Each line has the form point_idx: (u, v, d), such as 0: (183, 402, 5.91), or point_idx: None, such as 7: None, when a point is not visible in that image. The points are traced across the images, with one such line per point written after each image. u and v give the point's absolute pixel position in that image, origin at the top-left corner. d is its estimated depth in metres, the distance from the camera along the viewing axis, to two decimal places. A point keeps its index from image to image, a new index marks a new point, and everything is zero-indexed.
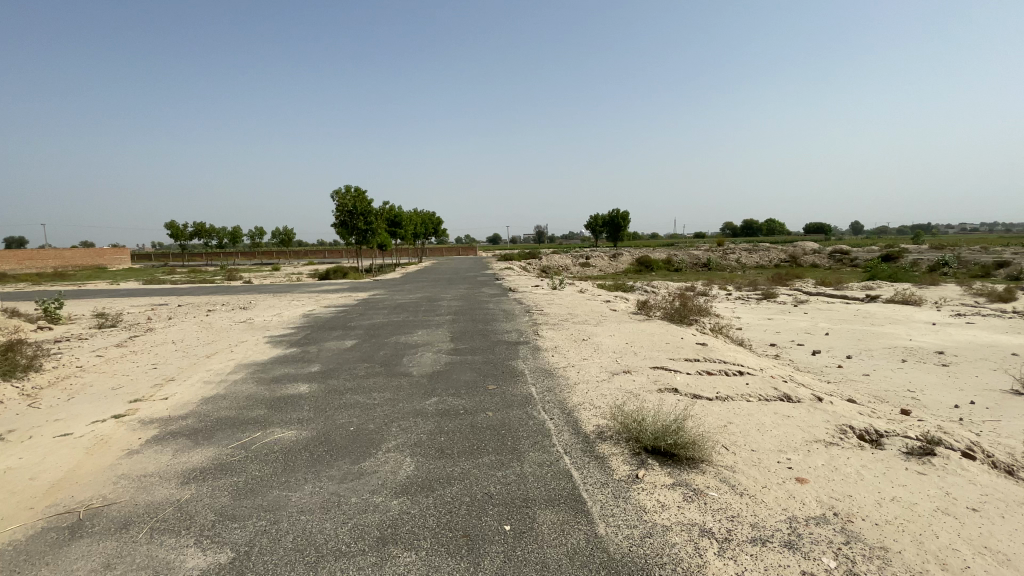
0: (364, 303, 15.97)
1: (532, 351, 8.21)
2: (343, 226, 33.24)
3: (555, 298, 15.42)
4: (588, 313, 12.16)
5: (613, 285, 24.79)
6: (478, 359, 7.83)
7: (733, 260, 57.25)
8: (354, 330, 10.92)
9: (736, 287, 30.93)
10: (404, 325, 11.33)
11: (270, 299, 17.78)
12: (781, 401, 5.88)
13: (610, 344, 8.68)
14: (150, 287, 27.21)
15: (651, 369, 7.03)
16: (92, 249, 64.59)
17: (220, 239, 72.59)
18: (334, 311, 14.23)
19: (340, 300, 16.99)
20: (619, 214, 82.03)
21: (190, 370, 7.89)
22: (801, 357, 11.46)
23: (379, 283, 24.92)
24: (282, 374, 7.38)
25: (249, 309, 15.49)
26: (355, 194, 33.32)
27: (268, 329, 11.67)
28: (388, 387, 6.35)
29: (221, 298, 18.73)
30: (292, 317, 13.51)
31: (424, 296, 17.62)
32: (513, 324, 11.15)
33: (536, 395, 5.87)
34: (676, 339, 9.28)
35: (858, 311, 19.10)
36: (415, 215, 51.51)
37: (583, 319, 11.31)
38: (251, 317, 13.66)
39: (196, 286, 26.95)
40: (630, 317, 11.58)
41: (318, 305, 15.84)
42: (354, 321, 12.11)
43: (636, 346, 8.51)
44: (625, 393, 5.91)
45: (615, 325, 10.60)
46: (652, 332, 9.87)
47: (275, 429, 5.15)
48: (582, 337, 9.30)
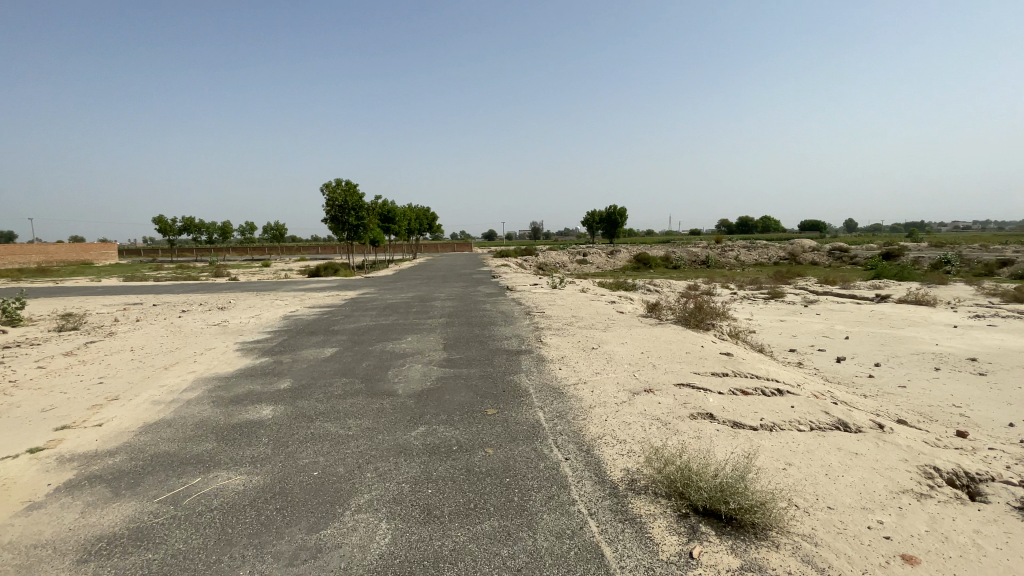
0: (351, 303, 14.88)
1: (536, 363, 7.19)
2: (333, 221, 32.11)
3: (556, 299, 14.40)
4: (595, 316, 11.14)
5: (615, 284, 23.82)
6: (473, 371, 6.78)
7: (732, 258, 56.41)
8: (337, 335, 9.86)
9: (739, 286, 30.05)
10: (393, 329, 10.27)
11: (251, 299, 16.65)
12: (839, 431, 4.90)
13: (624, 353, 7.67)
14: (131, 285, 25.97)
15: (677, 387, 6.03)
16: (76, 244, 62.86)
17: (209, 234, 71.00)
18: (318, 312, 13.15)
19: (327, 300, 15.89)
20: (617, 211, 81.21)
21: (142, 386, 6.82)
22: (826, 364, 10.52)
23: (370, 281, 23.82)
24: (246, 391, 6.32)
25: (227, 310, 14.35)
26: (346, 188, 32.18)
27: (242, 333, 10.59)
28: (367, 412, 5.30)
29: (199, 298, 17.53)
30: (271, 319, 12.40)
31: (416, 295, 16.53)
32: (512, 328, 10.13)
33: (545, 424, 4.84)
34: (696, 347, 8.28)
35: (872, 312, 18.20)
36: (410, 210, 50.35)
37: (590, 323, 10.30)
38: (226, 319, 12.54)
39: (179, 284, 25.69)
40: (640, 320, 10.58)
41: (302, 306, 14.74)
42: (338, 324, 11.05)
43: (654, 357, 7.50)
44: (652, 422, 4.90)
45: (626, 329, 9.57)
46: (667, 338, 8.87)
47: (221, 474, 4.10)
48: (591, 344, 8.28)
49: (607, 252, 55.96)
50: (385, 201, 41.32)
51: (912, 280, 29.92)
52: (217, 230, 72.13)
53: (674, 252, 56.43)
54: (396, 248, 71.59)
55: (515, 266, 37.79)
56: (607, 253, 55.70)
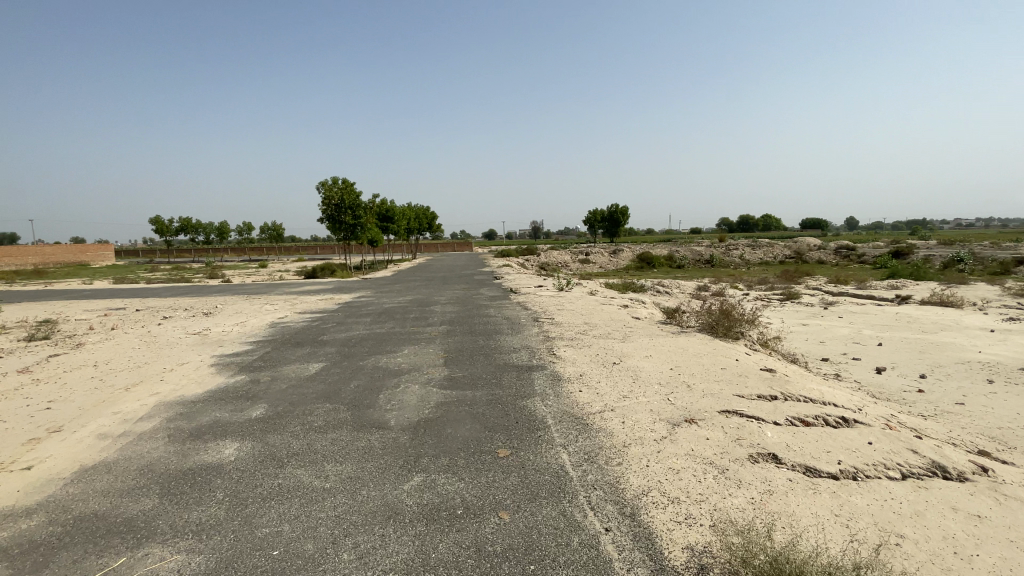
0: (344, 309, 13.89)
1: (552, 381, 6.21)
2: (330, 220, 31.10)
3: (565, 303, 13.40)
4: (610, 323, 10.16)
5: (623, 285, 22.80)
6: (479, 394, 5.79)
7: (737, 257, 55.37)
8: (326, 346, 8.89)
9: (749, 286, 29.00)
10: (389, 338, 9.29)
11: (239, 304, 15.63)
12: (938, 490, 3.98)
13: (651, 369, 6.70)
14: (118, 288, 24.90)
15: (724, 416, 5.08)
16: (72, 245, 61.87)
17: (206, 235, 69.98)
18: (308, 319, 12.18)
19: (319, 305, 14.91)
20: (619, 209, 80.42)
21: (95, 411, 5.86)
22: (866, 376, 9.55)
23: (367, 283, 22.83)
24: (212, 420, 5.36)
25: (211, 316, 13.35)
26: (343, 186, 31.19)
27: (223, 343, 9.61)
28: (350, 454, 4.32)
29: (184, 303, 16.49)
30: (257, 327, 11.42)
31: (415, 299, 15.53)
32: (520, 337, 9.14)
33: (572, 473, 3.85)
34: (730, 361, 7.32)
35: (898, 314, 17.18)
36: (409, 210, 49.40)
37: (605, 331, 9.31)
38: (208, 327, 11.54)
39: (168, 286, 24.64)
40: (661, 328, 9.60)
41: (291, 311, 13.76)
42: (329, 333, 10.07)
43: (687, 374, 6.52)
44: (706, 469, 3.95)
45: (648, 339, 8.59)
46: (696, 349, 7.91)
47: (154, 550, 3.12)
48: (611, 358, 7.29)
49: (610, 252, 54.94)
50: (383, 199, 40.33)
51: (929, 280, 28.88)
52: (214, 231, 71.13)
53: (678, 251, 55.39)
54: (396, 248, 70.58)
55: (517, 266, 36.79)
56: (610, 252, 54.72)
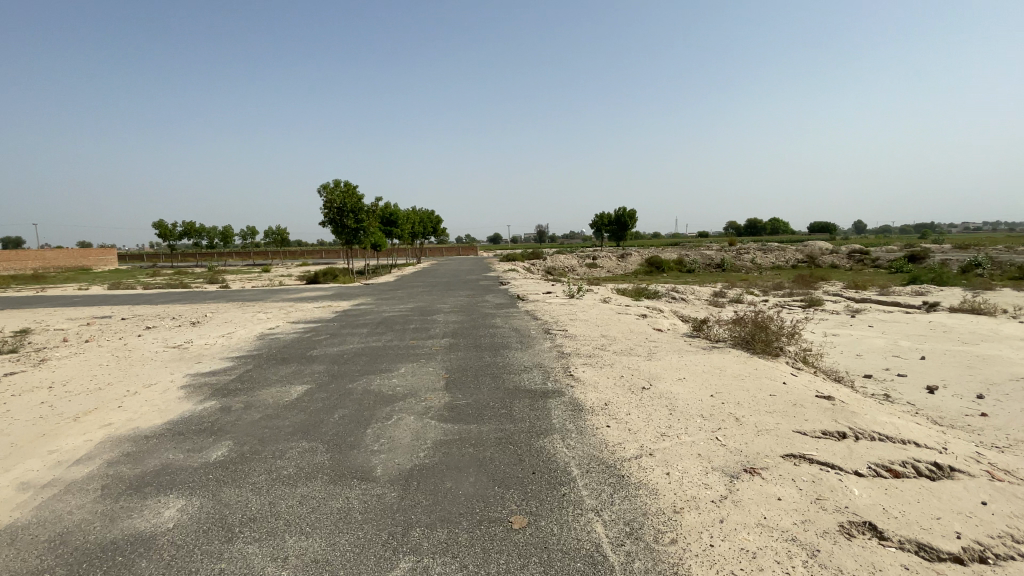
0: (340, 318, 12.98)
1: (572, 412, 5.23)
2: (331, 224, 30.28)
3: (577, 313, 12.41)
4: (629, 336, 9.18)
5: (635, 291, 21.74)
6: (486, 429, 4.81)
7: (748, 261, 54.15)
8: (315, 362, 7.95)
9: (766, 292, 27.84)
10: (384, 353, 8.35)
11: (229, 313, 14.69)
12: None
13: (689, 396, 5.70)
14: (113, 294, 24.12)
15: (791, 465, 4.09)
16: (76, 250, 61.64)
17: (210, 239, 69.50)
18: (300, 329, 11.28)
19: (315, 313, 14.01)
20: (625, 212, 79.41)
21: (29, 449, 4.94)
22: (919, 396, 8.50)
23: (368, 289, 21.90)
24: (162, 466, 4.43)
25: (197, 326, 12.49)
26: (344, 189, 30.37)
27: (202, 359, 8.72)
28: (320, 522, 3.34)
29: (173, 311, 15.63)
30: (244, 339, 10.52)
31: (416, 308, 14.58)
32: (531, 352, 8.15)
33: (612, 557, 2.86)
34: (776, 384, 6.32)
35: (931, 323, 16.03)
36: (413, 213, 48.59)
37: (625, 346, 8.34)
38: (191, 339, 10.67)
39: (163, 293, 23.84)
40: (687, 342, 8.62)
41: (284, 321, 12.87)
42: (319, 347, 9.14)
43: (732, 403, 5.52)
44: (790, 550, 2.97)
45: (677, 356, 7.60)
46: (733, 370, 6.90)
47: None
48: (639, 380, 6.32)
49: (617, 256, 53.90)
50: (387, 203, 39.54)
51: (953, 286, 27.64)
52: (218, 235, 70.78)
53: (687, 256, 54.26)
54: (400, 252, 69.86)
55: (523, 271, 35.87)
56: (618, 256, 53.68)
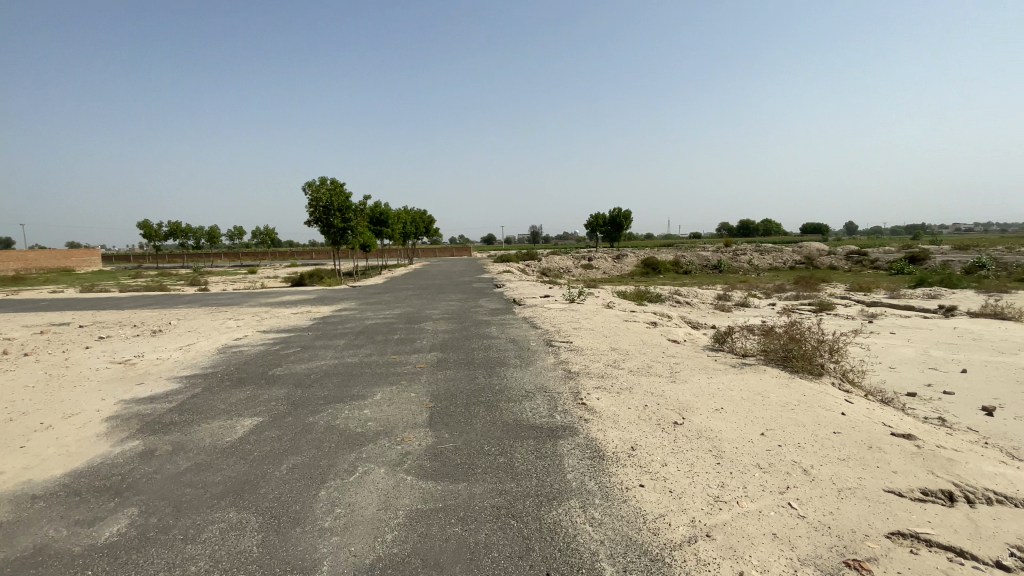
0: (318, 325, 11.69)
1: (591, 463, 4.02)
2: (317, 223, 28.94)
3: (580, 320, 11.20)
4: (645, 350, 8.00)
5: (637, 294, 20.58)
6: (479, 491, 3.60)
7: (746, 262, 53.14)
8: (276, 385, 6.68)
9: (770, 295, 26.80)
10: (360, 372, 7.10)
11: (196, 320, 13.32)
12: None
13: (736, 438, 4.53)
14: (81, 297, 22.65)
15: (909, 557, 2.95)
16: (57, 251, 59.64)
17: (196, 239, 67.72)
18: (270, 340, 10.00)
19: (290, 321, 12.68)
20: (621, 213, 78.57)
21: None
22: (977, 420, 7.38)
23: (353, 292, 20.58)
24: (32, 552, 3.13)
25: (156, 335, 11.14)
26: (331, 186, 29.05)
27: (146, 379, 7.41)
28: None
29: (136, 318, 14.22)
30: (203, 351, 9.21)
31: (403, 314, 13.31)
32: (532, 371, 6.93)
33: None
34: (836, 416, 5.17)
35: (956, 329, 14.98)
36: (405, 213, 47.29)
37: (642, 363, 7.14)
38: (144, 352, 9.34)
39: (136, 296, 22.37)
40: (712, 358, 7.45)
41: (255, 330, 11.55)
42: (286, 364, 7.87)
43: (792, 447, 4.36)
44: None
45: (707, 377, 6.40)
46: (777, 396, 5.74)
47: None
48: (668, 411, 5.13)
49: (614, 257, 52.66)
50: (377, 202, 38.23)
51: (963, 289, 26.67)
52: (205, 236, 69.18)
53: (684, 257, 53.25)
54: (392, 253, 68.32)
55: (517, 273, 34.60)
56: (614, 257, 52.65)
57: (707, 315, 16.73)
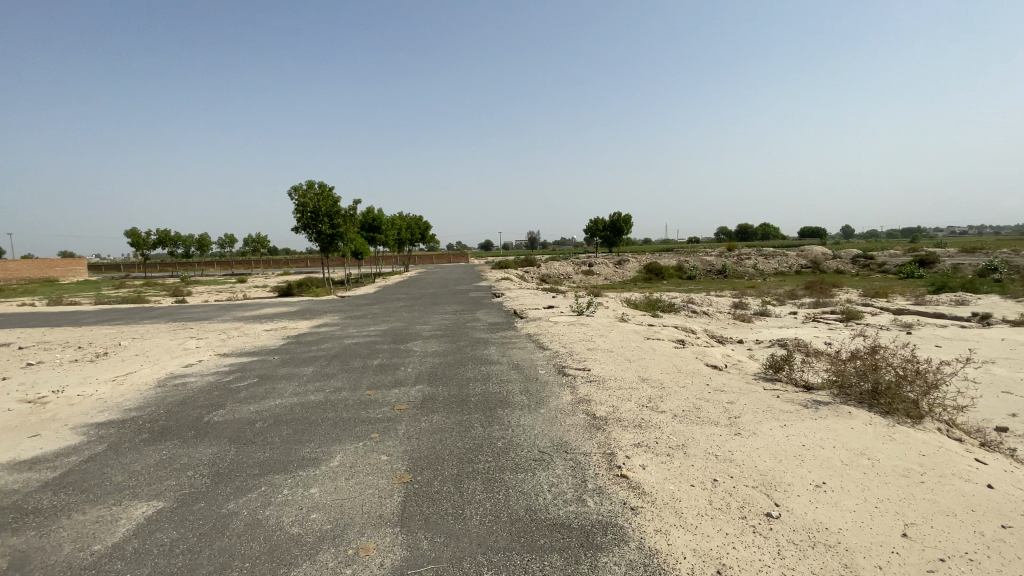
0: (289, 347, 10.03)
1: None
2: (304, 230, 27.32)
3: (593, 337, 9.59)
4: (683, 382, 6.39)
5: (647, 303, 18.93)
6: None
7: (750, 266, 51.74)
8: (207, 440, 5.04)
9: (785, 302, 25.21)
10: (320, 418, 5.46)
11: (153, 340, 11.63)
12: None
13: (872, 551, 2.94)
14: (45, 312, 20.86)
15: None
16: (42, 260, 57.74)
17: (186, 248, 65.98)
18: (226, 368, 8.32)
19: (260, 340, 11.01)
20: (621, 217, 77.25)
21: None
22: None
23: (339, 304, 18.91)
24: None
25: (97, 362, 9.45)
26: (319, 191, 27.44)
27: (47, 428, 5.73)
28: None
29: (88, 338, 12.50)
30: (141, 385, 7.53)
31: (390, 331, 11.65)
32: (544, 415, 5.29)
33: None
34: (988, 497, 3.63)
35: (1007, 340, 13.46)
36: (399, 219, 45.69)
37: (687, 402, 5.53)
38: (69, 386, 7.66)
39: (104, 310, 20.59)
40: (773, 396, 5.85)
41: (214, 353, 9.88)
42: (232, 403, 6.21)
43: (965, 569, 2.82)
44: None
45: (779, 428, 4.81)
46: (887, 459, 4.18)
47: None
48: (751, 492, 3.55)
49: (615, 263, 51.12)
50: (369, 208, 36.64)
51: (989, 293, 25.17)
52: (196, 243, 67.48)
53: (687, 261, 51.75)
54: (386, 259, 66.66)
55: (517, 281, 32.95)
56: (615, 262, 51.12)
57: (729, 327, 15.12)
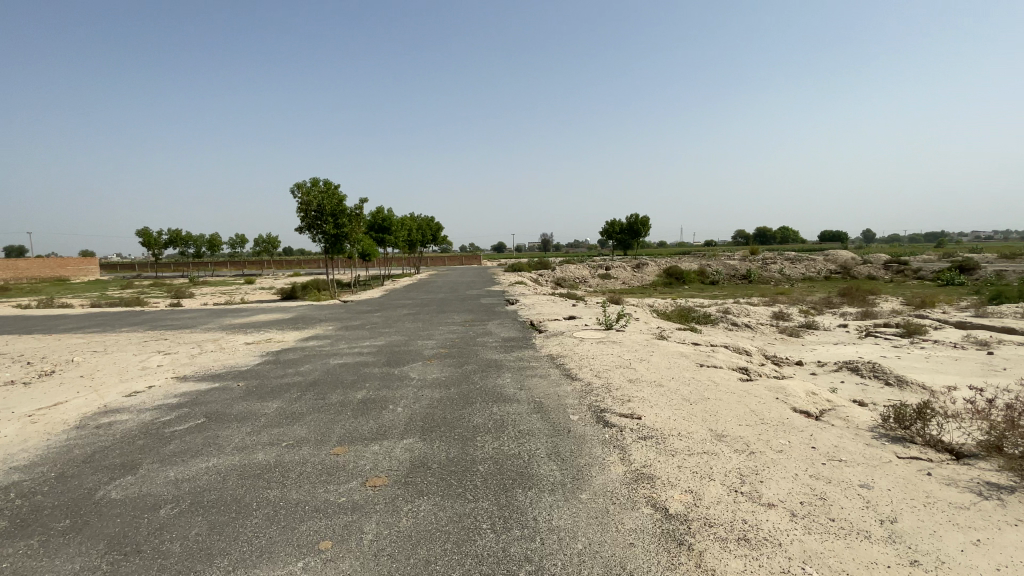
0: (262, 368, 8.33)
1: None
2: (307, 229, 25.82)
3: (632, 361, 7.73)
4: (779, 449, 4.54)
5: (679, 313, 16.95)
6: None
7: (776, 270, 49.22)
8: (77, 545, 3.32)
9: (827, 312, 23.00)
10: (257, 502, 3.71)
11: (115, 356, 10.02)
12: None
13: None
14: (29, 315, 19.49)
15: None
16: (54, 259, 57.35)
17: (197, 248, 65.38)
18: (174, 400, 6.63)
19: (233, 358, 9.33)
20: (638, 219, 75.03)
21: None
22: None
23: (339, 310, 17.25)
24: None
25: (32, 385, 7.84)
26: (324, 188, 25.93)
27: None
28: None
29: (47, 349, 10.96)
30: (58, 425, 5.86)
31: (386, 347, 9.92)
32: (587, 508, 3.47)
33: None
34: None
35: None
36: (410, 219, 44.18)
37: (803, 488, 3.69)
38: None
39: (90, 314, 19.15)
40: (923, 476, 3.98)
41: (174, 375, 8.21)
42: (148, 466, 4.49)
43: None
44: None
45: (974, 555, 2.96)
46: None
47: None
48: None
49: (634, 266, 48.96)
50: (378, 207, 35.15)
51: None
52: (207, 243, 66.90)
53: (710, 265, 49.38)
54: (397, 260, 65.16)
55: (531, 284, 31.05)
56: (634, 266, 49.00)
57: (778, 344, 13.11)
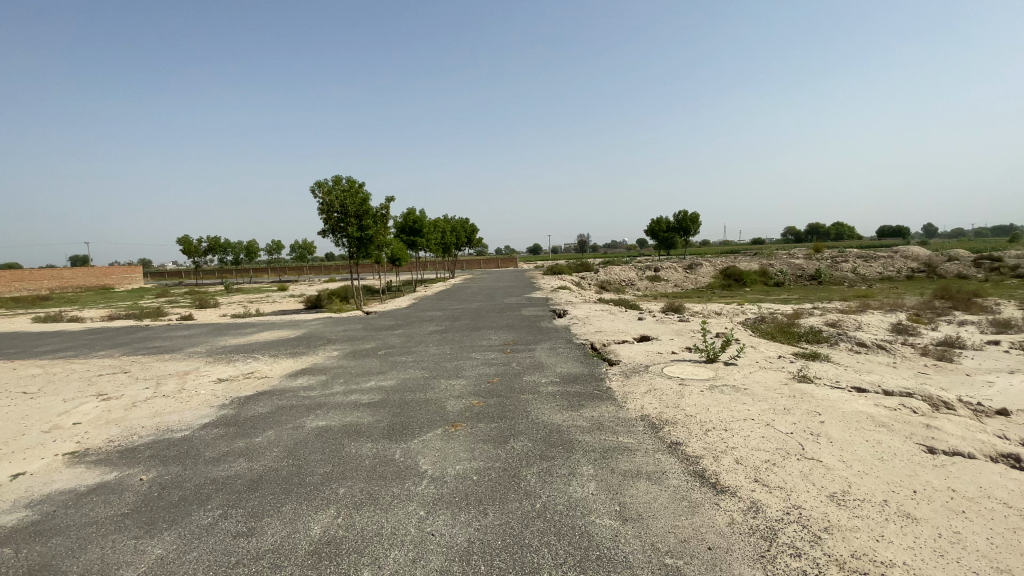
0: (202, 438, 5.41)
1: None
2: (329, 232, 23.39)
3: (806, 444, 4.38)
4: None
5: (777, 328, 13.35)
6: None
7: (848, 269, 43.99)
8: None
9: (948, 321, 18.76)
10: None
11: (36, 405, 7.35)
12: None
13: None
14: (26, 332, 17.62)
15: None
16: (99, 269, 57.80)
17: (235, 256, 65.22)
18: (13, 526, 3.76)
19: (180, 411, 6.52)
20: (684, 215, 70.48)
21: None
22: None
23: (355, 327, 14.52)
24: None
25: None
26: (346, 186, 23.40)
27: None
28: None
29: None
30: None
31: (397, 391, 6.93)
32: None
33: None
34: None
35: None
36: (444, 221, 41.56)
37: None
38: None
39: (88, 331, 17.07)
40: None
41: (77, 447, 5.45)
42: None
43: None
44: None
45: None
46: None
47: None
48: None
49: (686, 267, 44.68)
50: (408, 208, 32.67)
51: None
52: (244, 249, 66.73)
53: (772, 265, 44.48)
54: (431, 263, 62.82)
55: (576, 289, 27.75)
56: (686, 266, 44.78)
57: (942, 376, 9.40)
